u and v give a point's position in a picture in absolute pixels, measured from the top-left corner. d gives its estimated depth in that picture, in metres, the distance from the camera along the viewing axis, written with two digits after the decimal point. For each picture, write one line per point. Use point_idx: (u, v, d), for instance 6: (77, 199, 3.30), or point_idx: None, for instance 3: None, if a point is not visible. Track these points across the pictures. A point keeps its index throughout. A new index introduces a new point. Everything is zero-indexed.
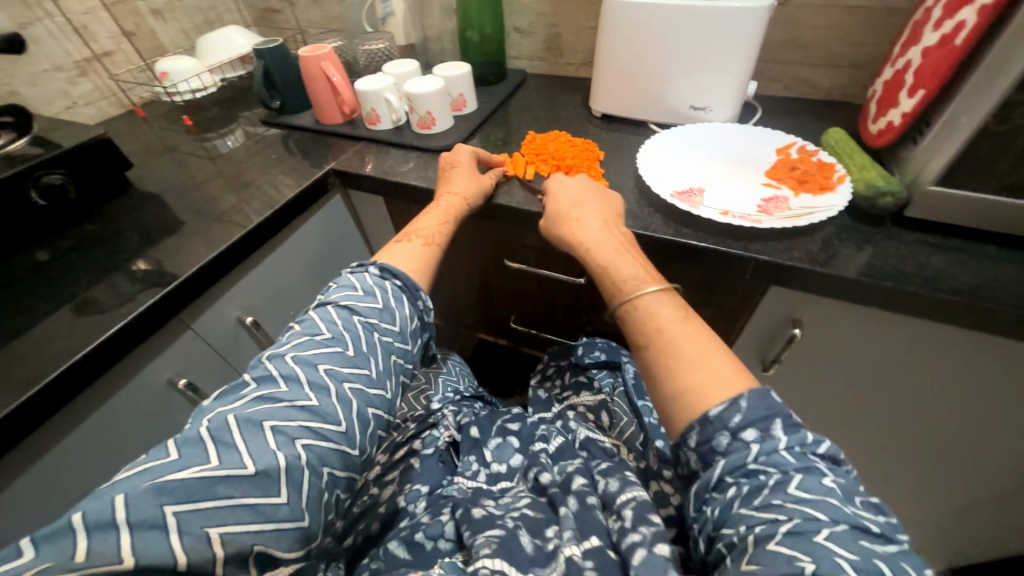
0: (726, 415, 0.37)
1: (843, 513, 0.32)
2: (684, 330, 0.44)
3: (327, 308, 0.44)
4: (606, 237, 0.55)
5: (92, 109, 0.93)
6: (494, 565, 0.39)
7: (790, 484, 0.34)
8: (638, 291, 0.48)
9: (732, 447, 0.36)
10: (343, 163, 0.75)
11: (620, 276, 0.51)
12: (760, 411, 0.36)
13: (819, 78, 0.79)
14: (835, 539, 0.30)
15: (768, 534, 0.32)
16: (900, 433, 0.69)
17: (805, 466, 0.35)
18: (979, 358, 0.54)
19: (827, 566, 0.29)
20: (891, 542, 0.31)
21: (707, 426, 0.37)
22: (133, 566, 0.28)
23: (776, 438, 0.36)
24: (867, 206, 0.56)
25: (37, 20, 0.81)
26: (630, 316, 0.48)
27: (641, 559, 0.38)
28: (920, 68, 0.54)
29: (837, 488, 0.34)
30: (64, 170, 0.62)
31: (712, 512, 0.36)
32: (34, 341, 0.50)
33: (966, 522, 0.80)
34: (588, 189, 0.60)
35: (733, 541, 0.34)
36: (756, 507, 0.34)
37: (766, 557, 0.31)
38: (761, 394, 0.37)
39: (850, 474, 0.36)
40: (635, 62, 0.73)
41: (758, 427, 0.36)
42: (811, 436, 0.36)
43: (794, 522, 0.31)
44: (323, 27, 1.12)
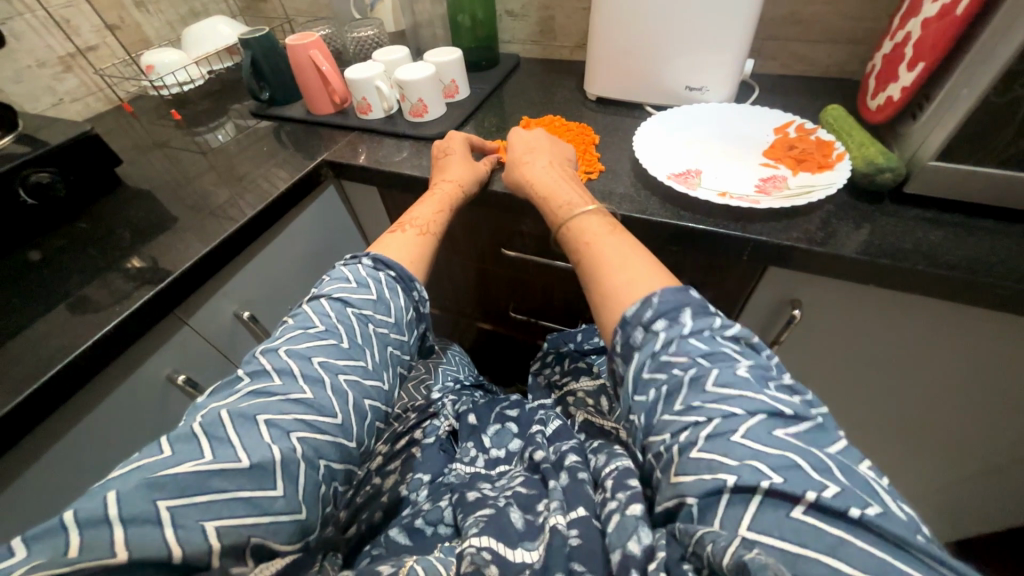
0: (640, 312, 0.39)
1: (757, 404, 0.33)
2: (614, 246, 0.46)
3: (320, 301, 0.44)
4: (553, 176, 0.56)
5: (79, 105, 0.92)
6: (481, 543, 0.39)
7: (706, 380, 0.34)
8: (576, 218, 0.51)
9: (647, 341, 0.38)
10: (336, 153, 0.74)
11: (563, 206, 0.53)
12: (671, 304, 0.38)
13: (817, 55, 0.77)
14: (751, 435, 0.31)
15: (690, 442, 0.33)
16: (899, 411, 0.69)
17: (714, 356, 0.36)
18: (978, 334, 0.54)
19: (747, 474, 0.30)
20: (803, 420, 0.33)
21: (624, 325, 0.39)
22: (126, 560, 0.28)
23: (682, 326, 0.37)
24: (867, 183, 0.55)
25: (17, 14, 0.80)
26: (570, 241, 0.50)
27: (616, 524, 0.37)
28: (920, 40, 0.53)
29: (750, 377, 0.35)
30: (51, 168, 0.61)
31: (639, 420, 0.37)
32: (29, 340, 0.50)
33: (965, 495, 0.81)
34: (543, 139, 0.62)
35: (660, 450, 0.35)
36: (676, 411, 0.34)
37: (691, 469, 0.32)
38: (673, 290, 0.39)
39: (767, 357, 0.38)
40: (629, 43, 0.71)
41: (668, 319, 0.38)
42: (719, 323, 0.38)
43: (714, 424, 0.32)
44: (311, 15, 1.10)
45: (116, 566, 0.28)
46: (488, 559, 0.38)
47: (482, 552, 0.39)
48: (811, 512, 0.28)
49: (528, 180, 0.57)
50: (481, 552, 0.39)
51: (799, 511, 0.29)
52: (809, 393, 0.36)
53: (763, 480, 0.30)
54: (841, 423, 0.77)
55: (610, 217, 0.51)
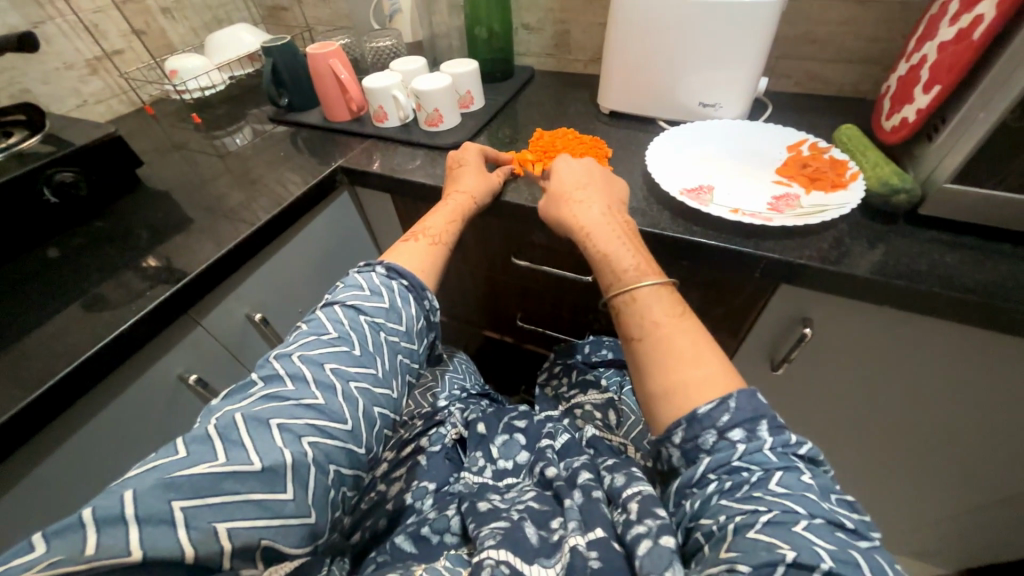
0: (714, 414, 0.36)
1: (821, 508, 0.32)
2: (678, 326, 0.43)
3: (333, 307, 0.44)
4: (606, 230, 0.54)
5: (102, 106, 0.94)
6: (500, 556, 0.40)
7: (770, 480, 0.34)
8: (635, 287, 0.48)
9: (718, 446, 0.36)
10: (351, 160, 0.75)
11: (619, 272, 0.51)
12: (747, 411, 0.36)
13: (830, 74, 0.78)
14: (812, 529, 0.31)
15: (748, 523, 0.32)
16: (909, 434, 0.68)
17: (785, 463, 0.35)
18: (991, 359, 0.53)
19: (806, 553, 0.29)
20: (866, 537, 0.32)
21: (694, 423, 0.37)
22: (141, 558, 0.29)
23: (761, 439, 0.36)
24: (880, 204, 0.55)
25: (48, 18, 0.82)
26: (625, 311, 0.48)
27: (647, 549, 0.36)
28: (936, 64, 0.53)
29: (815, 484, 0.34)
30: (74, 168, 0.63)
31: (691, 505, 0.37)
32: (46, 337, 0.51)
33: (975, 523, 0.79)
34: (593, 182, 0.60)
35: (711, 530, 0.34)
36: (735, 500, 0.34)
37: (745, 546, 0.31)
38: (749, 395, 0.37)
39: (828, 473, 0.37)
40: (644, 59, 0.72)
41: (745, 427, 0.36)
42: (794, 437, 0.36)
43: (774, 514, 0.32)
44: (331, 24, 1.12)
45: (132, 564, 0.28)
46: (507, 573, 0.39)
47: (501, 566, 0.39)
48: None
49: (579, 225, 0.55)
50: (500, 566, 0.39)
51: None
52: None
53: (823, 562, 0.29)
54: (850, 444, 0.76)
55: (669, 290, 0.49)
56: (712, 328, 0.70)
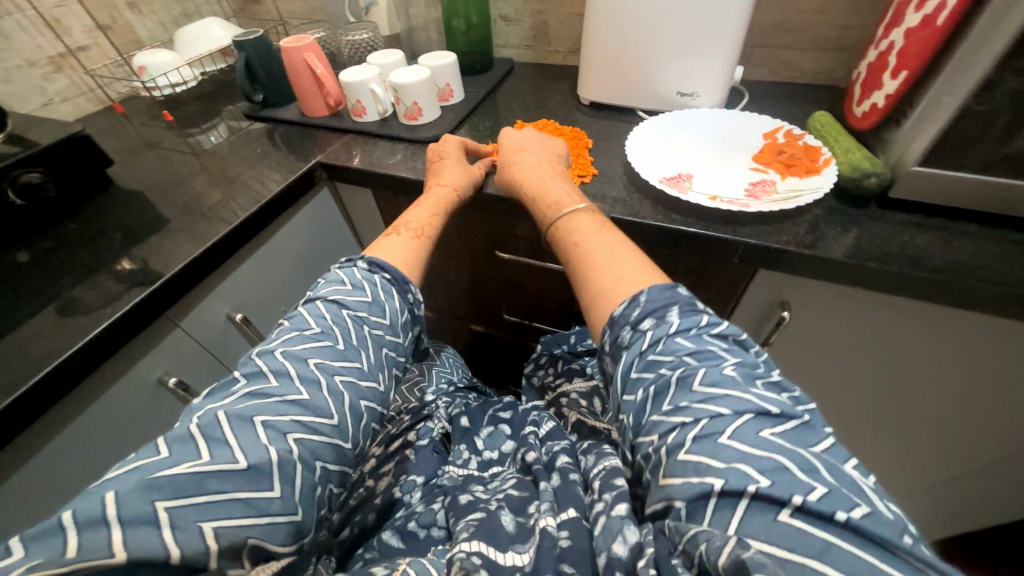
0: (627, 312, 0.40)
1: (744, 403, 0.33)
2: (603, 243, 0.47)
3: (315, 303, 0.44)
4: (544, 172, 0.58)
5: (69, 105, 0.91)
6: (471, 548, 0.39)
7: (694, 379, 0.35)
8: (567, 216, 0.52)
9: (634, 340, 0.39)
10: (330, 155, 0.74)
11: (551, 203, 0.54)
12: (658, 302, 0.39)
13: (804, 62, 0.79)
14: (738, 435, 0.31)
15: (678, 444, 0.33)
16: (884, 410, 0.70)
17: (701, 353, 0.36)
18: (960, 335, 0.55)
19: (734, 478, 0.30)
20: (790, 419, 0.33)
21: (611, 325, 0.40)
22: (125, 559, 0.28)
23: (670, 324, 0.38)
24: (853, 188, 0.57)
25: (7, 13, 0.79)
26: (559, 239, 0.51)
27: (602, 526, 0.37)
28: (903, 49, 0.55)
29: (738, 374, 0.35)
30: (41, 168, 0.61)
31: (629, 420, 0.37)
32: (16, 343, 0.49)
33: (950, 493, 0.82)
34: (533, 137, 0.64)
35: (648, 452, 0.35)
36: (664, 412, 0.34)
37: (679, 473, 0.32)
38: (662, 289, 0.40)
39: (755, 352, 0.38)
40: (622, 49, 0.72)
41: (655, 317, 0.38)
42: (707, 320, 0.38)
43: (702, 425, 0.32)
44: (305, 18, 1.10)
45: (117, 565, 0.28)
46: (478, 563, 0.38)
47: (472, 556, 0.39)
48: (798, 516, 0.28)
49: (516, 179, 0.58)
50: (471, 557, 0.38)
51: (786, 514, 0.28)
52: (797, 390, 0.36)
53: (750, 484, 0.30)
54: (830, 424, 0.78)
55: (599, 214, 0.52)
56: None
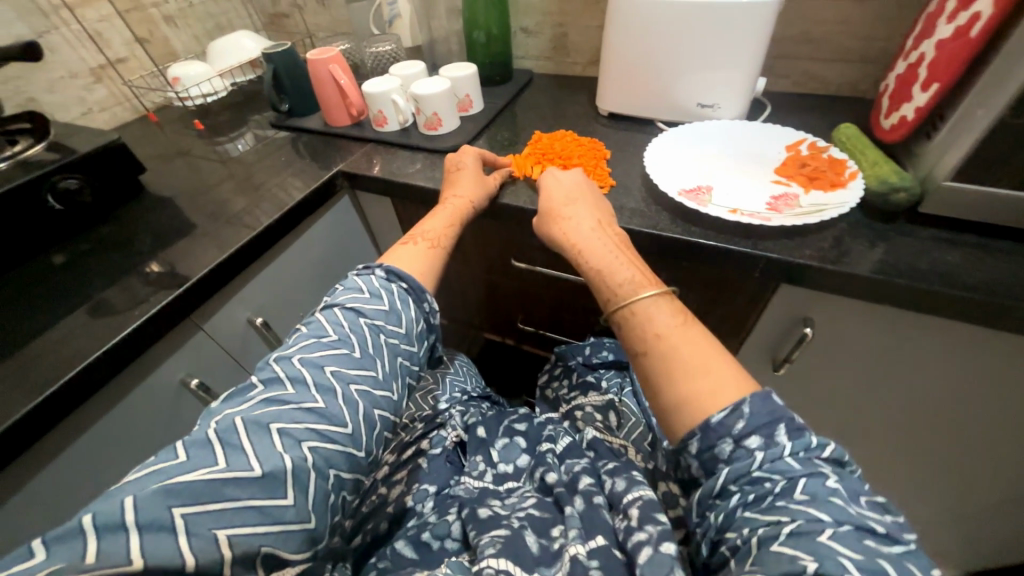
0: (729, 423, 0.36)
1: (848, 514, 0.31)
2: (687, 338, 0.43)
3: (333, 310, 0.45)
4: (599, 240, 0.54)
5: (107, 114, 0.95)
6: (498, 565, 0.40)
7: (795, 488, 0.33)
8: (637, 300, 0.47)
9: (735, 454, 0.36)
10: (351, 164, 0.76)
11: (617, 283, 0.50)
12: (763, 416, 0.36)
13: (830, 73, 0.78)
14: (838, 538, 0.30)
15: (772, 536, 0.32)
16: (912, 435, 0.67)
17: (809, 470, 0.34)
18: (995, 356, 0.52)
19: (829, 564, 0.29)
20: (898, 543, 0.31)
21: (708, 433, 0.37)
22: (142, 566, 0.28)
23: (779, 443, 0.35)
24: (880, 202, 0.55)
25: (54, 28, 0.84)
26: (630, 323, 0.47)
27: (648, 557, 0.38)
28: (934, 62, 0.53)
29: (843, 488, 0.33)
30: (80, 175, 0.64)
31: (715, 518, 0.36)
32: (51, 341, 0.52)
33: (982, 525, 0.78)
34: (581, 190, 0.60)
35: (736, 544, 0.34)
36: (761, 511, 0.33)
37: (769, 559, 0.31)
38: (763, 399, 0.37)
39: (854, 472, 0.36)
40: (641, 61, 0.72)
41: (762, 433, 0.36)
42: (814, 439, 0.36)
43: (796, 524, 0.31)
44: (332, 31, 1.13)
45: (133, 572, 0.28)
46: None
47: (500, 574, 0.39)
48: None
49: (570, 243, 0.55)
50: (500, 574, 0.39)
51: None
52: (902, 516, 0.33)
53: (847, 574, 0.28)
54: (853, 447, 0.75)
55: (672, 296, 0.48)
56: (714, 329, 0.69)
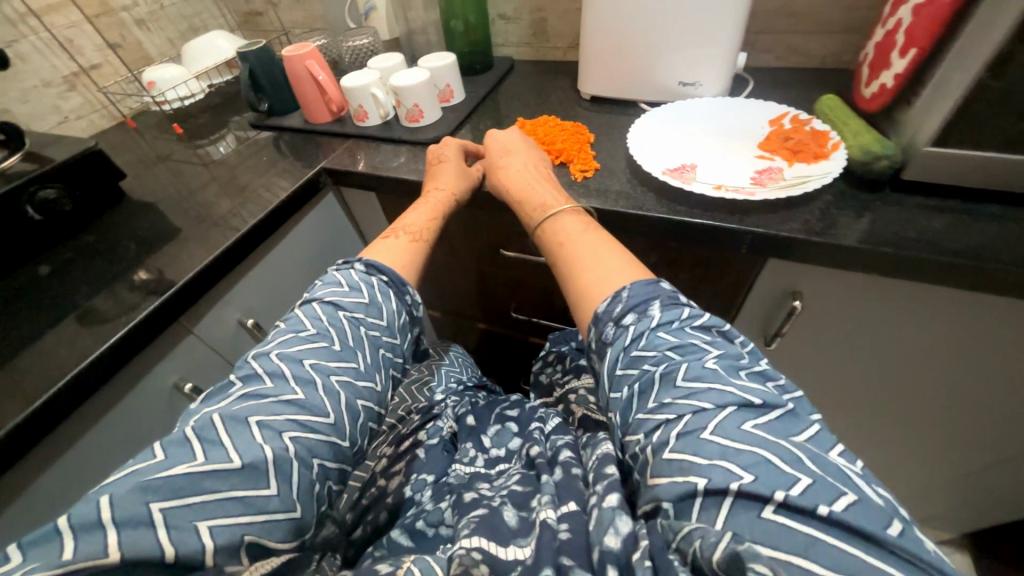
0: (611, 308, 0.42)
1: (727, 397, 0.34)
2: (589, 249, 0.49)
3: (312, 305, 0.44)
4: (527, 181, 0.58)
5: (83, 122, 0.93)
6: (472, 544, 0.39)
7: (677, 374, 0.36)
8: (553, 224, 0.54)
9: (618, 334, 0.40)
10: (334, 161, 0.75)
11: (540, 213, 0.55)
12: (640, 297, 0.41)
13: (811, 46, 0.77)
14: (720, 432, 0.32)
15: (663, 443, 0.34)
16: (902, 401, 0.68)
17: (682, 346, 0.38)
18: (980, 317, 0.53)
19: (717, 476, 0.31)
20: (773, 411, 0.34)
21: (597, 321, 0.42)
22: (119, 559, 0.28)
23: (651, 316, 0.40)
24: (863, 172, 0.55)
25: (22, 36, 0.82)
26: (548, 246, 0.53)
27: (596, 520, 0.37)
28: (910, 28, 0.53)
29: (720, 366, 0.36)
30: (58, 185, 0.62)
31: (616, 417, 0.39)
32: (38, 353, 0.51)
33: (974, 486, 0.80)
34: (518, 141, 0.64)
35: (637, 451, 0.36)
36: (649, 411, 0.36)
37: (666, 472, 0.33)
38: (642, 285, 0.42)
39: (738, 342, 0.40)
40: (620, 42, 0.72)
41: (637, 312, 0.41)
42: (688, 312, 0.40)
43: (684, 423, 0.33)
44: (308, 27, 1.12)
45: (111, 566, 0.28)
46: (478, 559, 0.37)
47: (473, 552, 0.38)
48: (781, 511, 0.29)
49: (504, 188, 0.60)
50: (473, 552, 0.38)
51: (770, 510, 0.29)
52: (784, 380, 0.37)
53: (733, 481, 0.30)
54: (846, 416, 0.76)
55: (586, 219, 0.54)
56: (705, 307, 0.69)
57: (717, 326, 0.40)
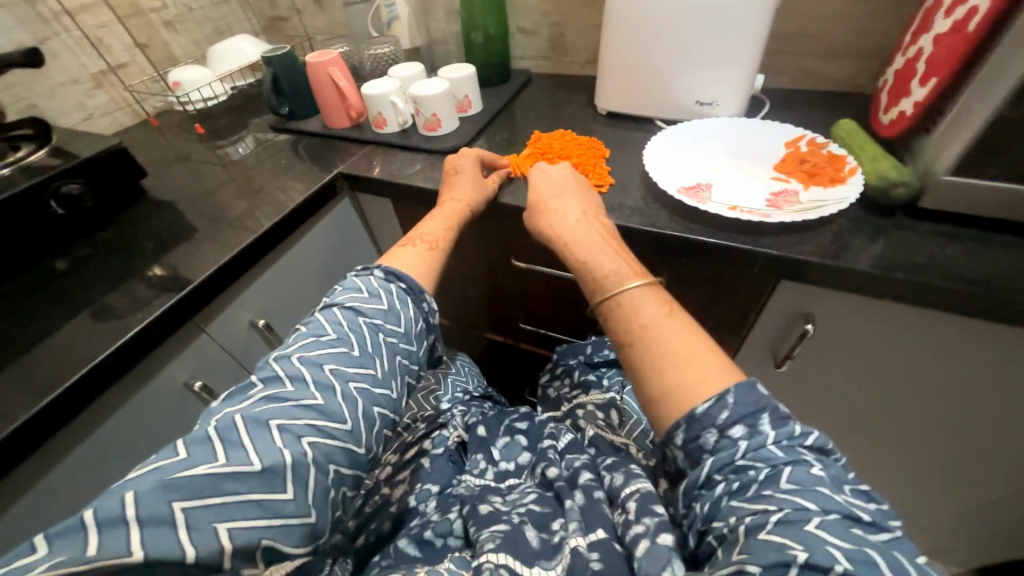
0: (713, 412, 0.36)
1: (833, 503, 0.32)
2: (671, 328, 0.43)
3: (332, 310, 0.45)
4: (589, 239, 0.55)
5: (107, 119, 0.95)
6: (499, 559, 0.40)
7: (780, 477, 0.34)
8: (624, 294, 0.48)
9: (720, 445, 0.36)
10: (351, 166, 0.76)
11: (603, 276, 0.51)
12: (747, 405, 0.36)
13: (828, 69, 0.78)
14: (825, 527, 0.30)
15: (758, 525, 0.32)
16: (914, 430, 0.67)
17: (792, 458, 0.34)
18: (996, 349, 0.52)
19: (819, 554, 0.29)
20: (883, 530, 0.32)
21: (692, 423, 0.37)
22: (142, 558, 0.29)
23: (763, 433, 0.35)
24: (880, 198, 0.55)
25: (54, 34, 0.84)
26: (615, 317, 0.47)
27: (645, 550, 0.37)
28: (932, 56, 0.53)
29: (826, 476, 0.34)
30: (81, 180, 0.64)
31: (702, 508, 0.36)
32: (55, 345, 0.52)
33: (985, 521, 0.78)
34: (570, 184, 0.61)
35: (722, 533, 0.34)
36: (746, 499, 0.33)
37: (756, 547, 0.31)
38: (747, 388, 0.37)
39: (838, 459, 0.37)
40: (639, 60, 0.72)
41: (746, 423, 0.36)
42: (798, 428, 0.36)
43: (785, 512, 0.31)
44: (330, 33, 1.14)
45: (133, 564, 0.29)
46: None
47: (500, 569, 0.39)
48: None
49: (557, 234, 0.56)
50: (499, 569, 0.39)
51: None
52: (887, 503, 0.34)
53: (837, 563, 0.28)
54: (855, 443, 0.75)
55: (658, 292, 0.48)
56: (715, 327, 0.69)
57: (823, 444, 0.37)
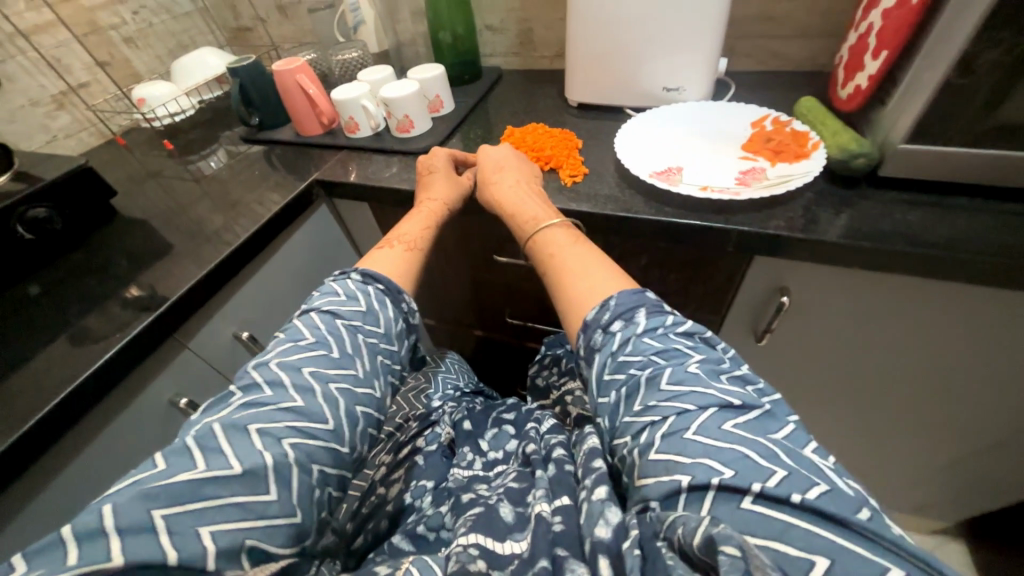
0: (599, 316, 0.43)
1: (707, 399, 0.36)
2: (576, 257, 0.50)
3: (310, 314, 0.45)
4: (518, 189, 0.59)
5: (72, 141, 0.93)
6: (468, 541, 0.41)
7: (661, 378, 0.38)
8: (543, 232, 0.54)
9: (606, 341, 0.42)
10: (326, 172, 0.76)
11: (528, 220, 0.56)
12: (628, 304, 0.43)
13: (789, 50, 0.80)
14: (702, 431, 0.34)
15: (649, 446, 0.35)
16: (891, 392, 0.70)
17: (666, 355, 0.39)
18: (960, 307, 0.55)
19: (700, 474, 0.32)
20: (752, 410, 0.36)
21: (586, 329, 0.43)
22: (121, 565, 0.28)
23: (637, 324, 0.41)
24: (843, 169, 0.57)
25: (10, 56, 0.82)
26: (537, 254, 0.54)
27: (587, 511, 0.38)
28: (882, 31, 0.55)
29: (701, 370, 0.38)
30: (48, 203, 0.63)
31: (605, 421, 0.41)
32: (31, 372, 0.51)
33: (966, 475, 0.81)
34: (511, 155, 0.64)
35: (625, 452, 0.38)
36: (635, 412, 0.37)
37: (652, 473, 0.34)
38: (630, 292, 0.43)
39: (718, 351, 0.41)
40: (605, 50, 0.74)
41: (625, 318, 0.42)
42: (671, 320, 0.42)
43: (669, 424, 0.35)
44: (297, 41, 1.13)
45: (112, 572, 0.28)
46: (475, 555, 0.39)
47: (469, 549, 0.40)
48: (759, 501, 0.30)
49: (494, 198, 0.60)
50: (468, 550, 0.40)
51: (748, 501, 0.30)
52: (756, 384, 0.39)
53: (714, 477, 0.32)
54: (838, 409, 0.78)
55: (574, 229, 0.55)
56: (697, 307, 0.71)
57: (700, 334, 0.41)
